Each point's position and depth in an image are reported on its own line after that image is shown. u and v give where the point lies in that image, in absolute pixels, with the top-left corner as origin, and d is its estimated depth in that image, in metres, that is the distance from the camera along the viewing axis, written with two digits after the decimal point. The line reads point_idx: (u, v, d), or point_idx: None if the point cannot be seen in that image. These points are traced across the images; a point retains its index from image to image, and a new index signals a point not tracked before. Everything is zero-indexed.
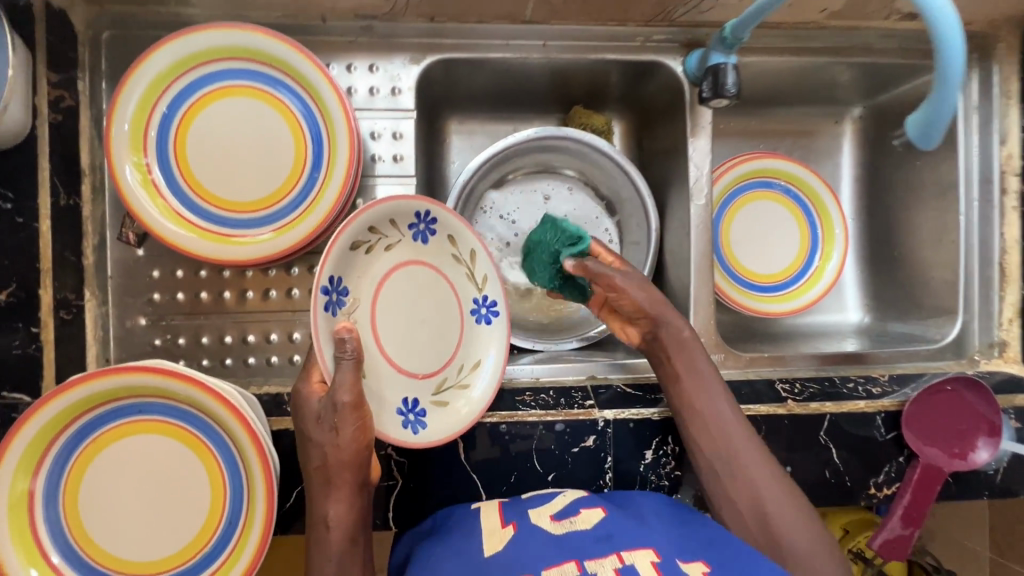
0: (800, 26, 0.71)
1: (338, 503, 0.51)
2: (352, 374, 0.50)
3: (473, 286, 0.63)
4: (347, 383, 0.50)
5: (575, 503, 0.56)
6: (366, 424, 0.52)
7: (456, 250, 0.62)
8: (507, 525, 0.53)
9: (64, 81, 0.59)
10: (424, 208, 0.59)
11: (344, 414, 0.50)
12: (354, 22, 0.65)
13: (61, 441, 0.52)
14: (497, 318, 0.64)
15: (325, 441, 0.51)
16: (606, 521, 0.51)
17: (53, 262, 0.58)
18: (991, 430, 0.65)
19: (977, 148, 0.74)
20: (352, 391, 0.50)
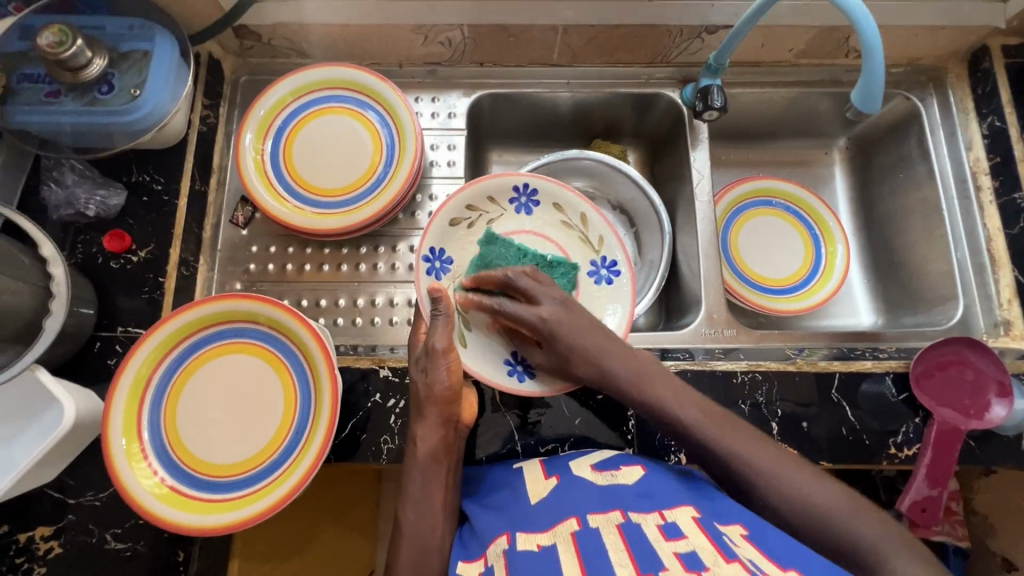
0: (773, 65, 0.89)
1: (426, 429, 0.60)
2: (443, 325, 0.63)
3: (590, 251, 0.76)
4: (442, 331, 0.62)
5: (617, 460, 0.61)
6: (454, 366, 0.62)
7: (563, 217, 0.77)
8: (552, 476, 0.59)
9: (211, 105, 0.80)
10: (521, 183, 0.76)
11: (436, 357, 0.61)
12: (422, 68, 0.87)
13: (173, 353, 0.63)
14: (619, 277, 0.74)
15: (419, 379, 0.62)
16: (646, 478, 0.56)
17: (183, 230, 0.74)
18: (1001, 390, 0.68)
19: (948, 154, 0.84)
20: (443, 338, 0.62)
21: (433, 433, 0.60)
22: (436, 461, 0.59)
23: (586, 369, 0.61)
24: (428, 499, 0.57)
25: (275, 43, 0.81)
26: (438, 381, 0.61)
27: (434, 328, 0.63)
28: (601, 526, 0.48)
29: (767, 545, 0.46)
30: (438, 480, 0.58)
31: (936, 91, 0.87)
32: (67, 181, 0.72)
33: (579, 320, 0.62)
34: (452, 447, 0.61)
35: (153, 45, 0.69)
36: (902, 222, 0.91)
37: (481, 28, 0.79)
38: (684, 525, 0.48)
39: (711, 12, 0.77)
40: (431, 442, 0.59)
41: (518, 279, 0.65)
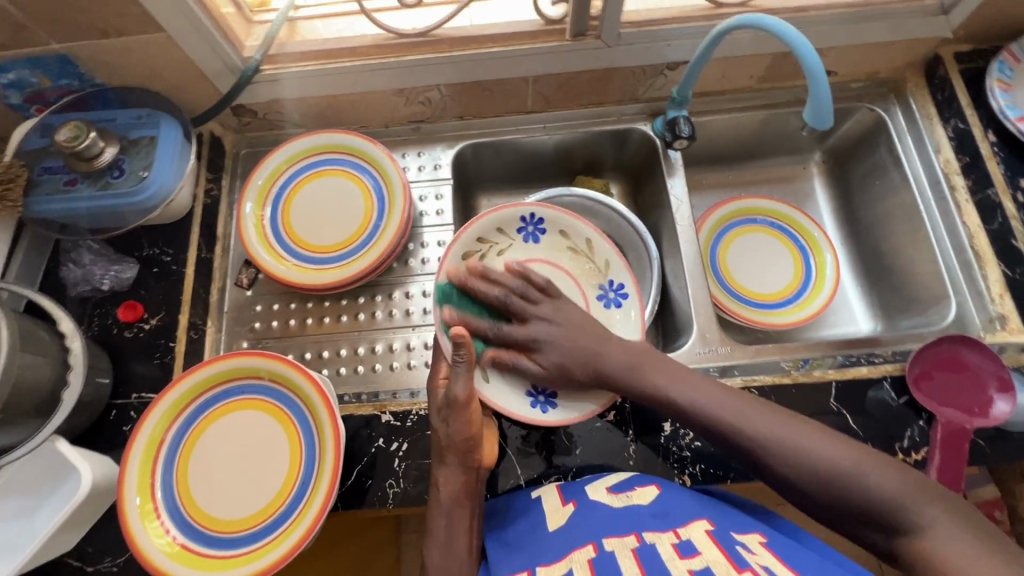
0: (738, 91, 0.93)
1: (448, 476, 0.60)
2: (466, 375, 0.58)
3: (598, 276, 0.79)
4: (461, 380, 0.59)
5: (631, 482, 0.60)
6: (474, 417, 0.60)
7: (570, 244, 0.80)
8: (568, 502, 0.58)
9: (214, 178, 0.86)
10: (529, 213, 0.80)
11: (455, 410, 0.59)
12: (407, 127, 0.93)
13: (185, 413, 0.66)
14: (627, 299, 0.77)
15: (440, 428, 0.61)
16: (661, 496, 0.55)
17: (190, 295, 0.79)
18: (1002, 384, 0.68)
19: (918, 158, 0.87)
20: (465, 389, 0.59)
21: (458, 476, 0.60)
22: (456, 500, 0.59)
23: (583, 371, 0.65)
24: (449, 547, 0.56)
25: (269, 117, 0.88)
26: (458, 427, 0.59)
27: (454, 377, 0.59)
28: (617, 550, 0.46)
29: (785, 554, 0.45)
30: (461, 523, 0.57)
31: (898, 101, 0.90)
32: (84, 261, 0.77)
33: (569, 326, 0.67)
34: (475, 491, 0.60)
35: (159, 131, 0.75)
36: (887, 228, 0.92)
37: (457, 86, 0.85)
38: (699, 541, 0.46)
39: (669, 50, 0.81)
40: (453, 486, 0.59)
41: (509, 297, 0.69)
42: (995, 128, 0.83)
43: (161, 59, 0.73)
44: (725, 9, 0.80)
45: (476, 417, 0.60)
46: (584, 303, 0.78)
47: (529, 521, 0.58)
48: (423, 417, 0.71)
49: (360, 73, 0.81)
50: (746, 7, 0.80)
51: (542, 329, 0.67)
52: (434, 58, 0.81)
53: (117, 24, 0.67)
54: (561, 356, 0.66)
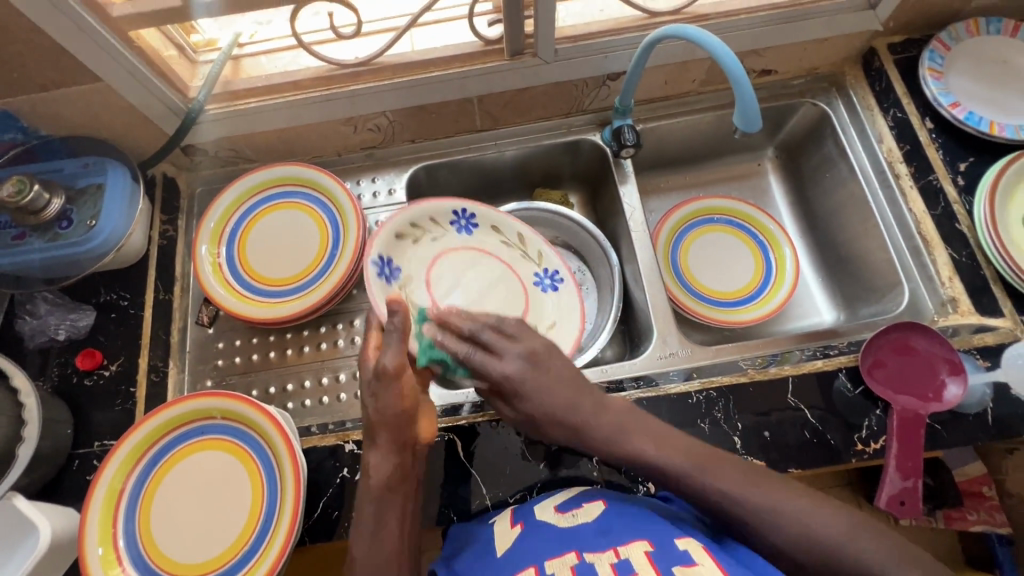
0: (683, 96, 0.95)
1: (378, 457, 0.58)
2: (397, 343, 0.59)
3: (532, 264, 0.84)
4: (391, 348, 0.59)
5: (579, 497, 0.61)
6: (406, 389, 0.59)
7: (501, 236, 0.85)
8: (517, 523, 0.58)
9: (170, 219, 0.87)
10: (459, 207, 0.84)
11: (385, 381, 0.58)
12: (361, 154, 0.93)
13: (145, 459, 0.66)
14: (562, 285, 0.84)
15: (369, 404, 0.59)
16: (606, 513, 0.56)
17: (149, 338, 0.79)
18: (953, 368, 0.70)
19: (861, 149, 0.88)
20: (395, 358, 0.58)
21: (390, 459, 0.59)
22: (391, 487, 0.58)
23: (561, 430, 0.60)
24: (382, 534, 0.55)
25: (221, 154, 0.89)
26: (387, 403, 0.58)
27: (384, 344, 0.60)
28: (556, 572, 0.47)
29: (726, 563, 0.47)
30: (394, 509, 0.57)
31: (839, 94, 0.92)
32: (40, 311, 0.77)
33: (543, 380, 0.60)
34: (407, 472, 0.59)
35: (106, 178, 0.76)
36: (840, 218, 0.93)
37: (404, 111, 0.86)
38: (637, 560, 0.47)
39: (608, 62, 0.83)
40: (384, 470, 0.58)
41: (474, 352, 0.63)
42: (933, 115, 0.84)
43: (102, 107, 0.74)
44: (657, 18, 0.82)
45: (405, 389, 0.60)
46: (525, 293, 0.83)
47: (479, 544, 0.59)
48: None
49: (306, 105, 0.82)
50: (678, 16, 0.82)
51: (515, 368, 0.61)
52: (378, 85, 0.82)
53: (55, 77, 0.68)
54: (534, 403, 0.60)
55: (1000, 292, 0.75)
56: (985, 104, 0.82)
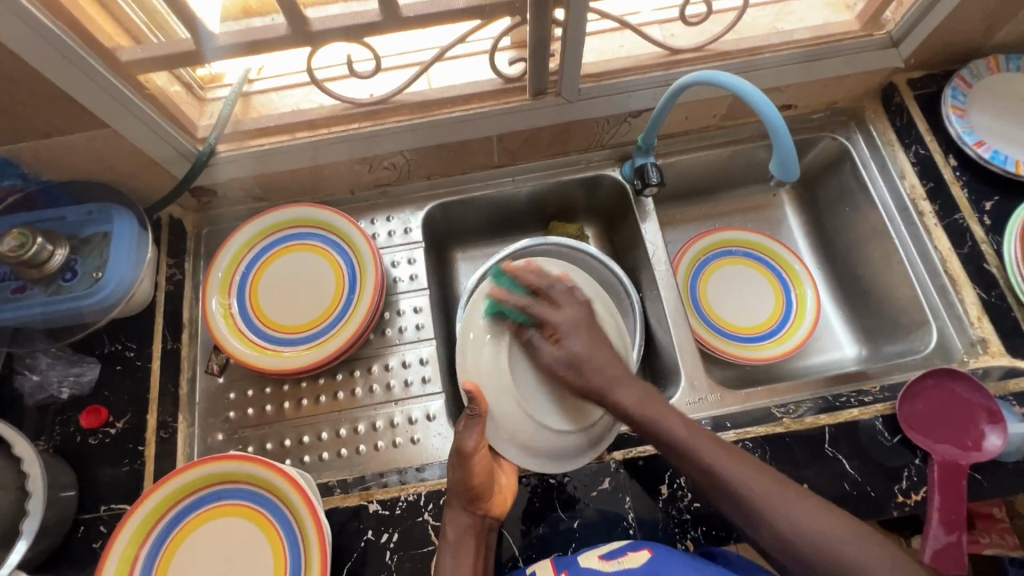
0: (703, 129, 0.94)
1: (455, 520, 0.63)
2: (476, 425, 0.63)
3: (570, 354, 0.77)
4: (473, 431, 0.63)
5: (623, 546, 0.61)
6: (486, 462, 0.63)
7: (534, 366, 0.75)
8: (561, 573, 0.58)
9: (176, 262, 0.83)
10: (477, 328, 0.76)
11: (467, 438, 0.63)
12: (375, 191, 0.91)
13: (159, 528, 0.62)
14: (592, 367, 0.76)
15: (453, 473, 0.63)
16: (653, 560, 0.57)
17: (158, 391, 0.75)
18: (991, 415, 0.68)
19: (883, 184, 0.87)
20: (474, 437, 0.62)
21: (469, 522, 0.63)
22: (467, 541, 0.61)
23: (595, 380, 0.66)
24: None
25: (230, 194, 0.85)
26: (474, 468, 0.62)
27: (467, 428, 0.63)
28: None
29: None
30: (466, 562, 0.60)
31: (859, 128, 0.92)
32: (41, 365, 0.73)
33: (595, 332, 0.69)
34: (480, 536, 0.63)
35: (112, 226, 0.72)
36: (862, 252, 0.92)
37: (421, 150, 0.83)
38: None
39: (631, 100, 0.81)
40: (459, 525, 0.62)
41: (554, 287, 0.72)
42: (956, 152, 0.84)
43: (109, 152, 0.70)
44: (680, 56, 0.80)
45: (484, 462, 0.63)
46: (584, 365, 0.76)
47: None
48: (413, 503, 0.68)
49: (322, 145, 0.80)
50: (703, 53, 0.81)
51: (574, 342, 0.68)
52: (396, 125, 0.80)
53: (59, 124, 0.64)
54: (583, 348, 0.67)
55: None
56: (1009, 142, 0.82)
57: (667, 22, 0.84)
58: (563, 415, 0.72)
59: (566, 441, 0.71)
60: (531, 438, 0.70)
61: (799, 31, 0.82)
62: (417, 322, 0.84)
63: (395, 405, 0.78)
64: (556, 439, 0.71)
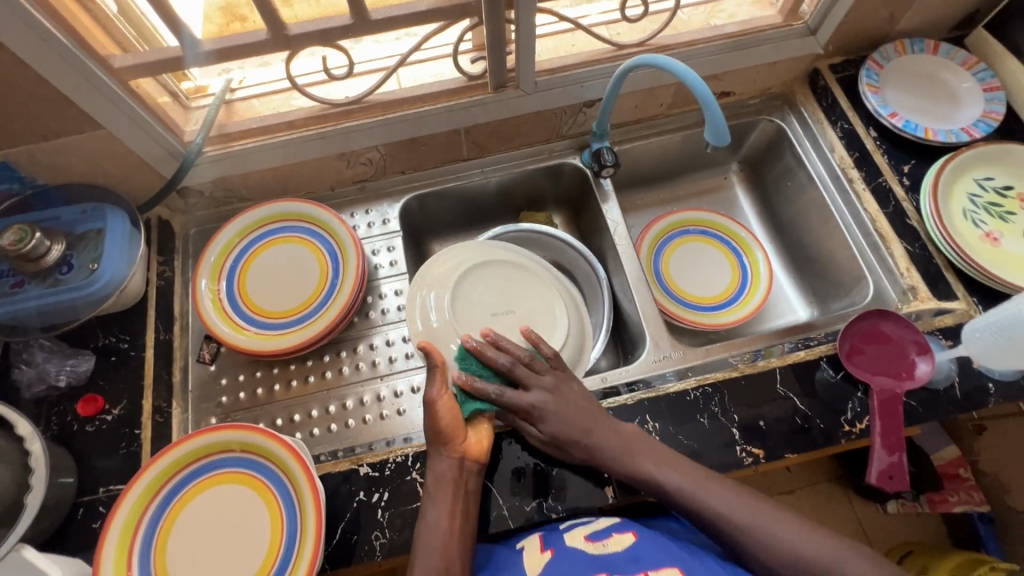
0: (654, 118, 1.03)
1: (434, 468, 0.66)
2: (437, 376, 0.65)
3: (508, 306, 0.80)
4: (435, 380, 0.65)
5: (609, 528, 0.64)
6: (451, 406, 0.66)
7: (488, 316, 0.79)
8: (546, 550, 0.62)
9: (166, 260, 0.88)
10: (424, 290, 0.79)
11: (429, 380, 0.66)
12: (353, 187, 0.97)
13: (160, 496, 0.65)
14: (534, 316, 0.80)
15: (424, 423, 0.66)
16: (636, 543, 0.59)
17: (153, 379, 0.79)
18: (920, 347, 0.76)
19: (816, 157, 0.97)
20: (436, 386, 0.65)
21: (448, 465, 0.65)
22: (445, 484, 0.64)
23: (577, 450, 0.69)
24: (435, 526, 0.61)
25: (216, 195, 0.91)
26: (440, 414, 0.65)
27: (428, 379, 0.66)
28: None
29: None
30: (445, 506, 0.63)
31: (792, 111, 1.02)
32: (37, 359, 0.76)
33: (565, 401, 0.70)
34: (462, 480, 0.65)
35: (106, 222, 0.77)
36: (804, 221, 1.01)
37: (394, 145, 0.90)
38: None
39: (583, 91, 0.90)
40: (437, 473, 0.65)
41: (515, 365, 0.71)
42: (876, 125, 0.94)
43: (102, 154, 0.75)
44: (626, 49, 0.89)
45: (451, 408, 0.66)
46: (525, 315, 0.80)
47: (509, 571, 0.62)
48: (402, 463, 0.72)
49: (300, 143, 0.86)
50: (645, 47, 0.90)
51: (538, 397, 0.70)
52: (369, 122, 0.87)
53: (56, 127, 0.69)
54: (556, 426, 0.69)
55: (952, 277, 0.83)
56: (920, 114, 0.92)
57: (613, 22, 0.93)
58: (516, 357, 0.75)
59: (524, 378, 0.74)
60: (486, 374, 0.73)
61: (728, 25, 0.92)
62: (398, 304, 0.89)
63: (381, 380, 0.83)
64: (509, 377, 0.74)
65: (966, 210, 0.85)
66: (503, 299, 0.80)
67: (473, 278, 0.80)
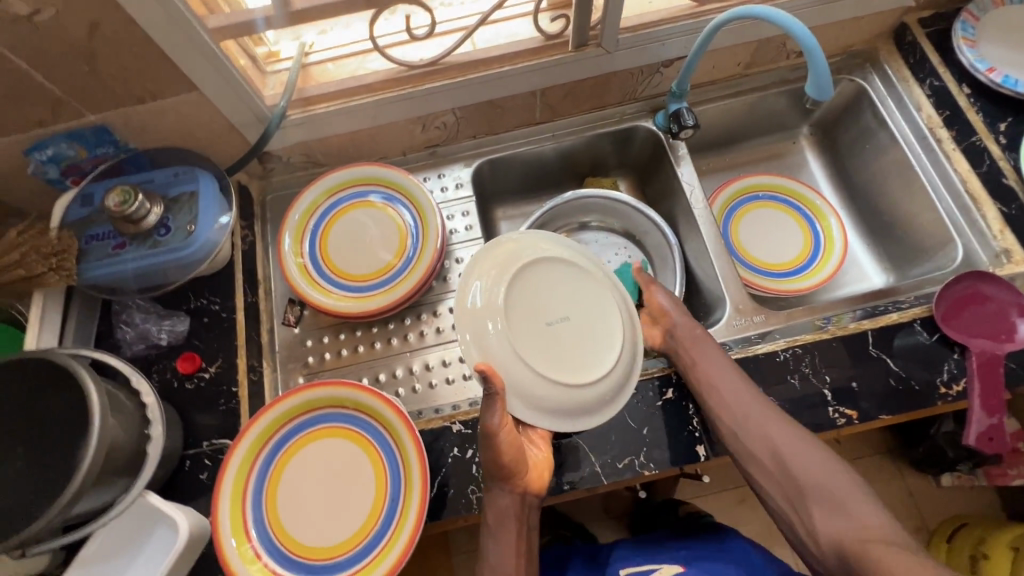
0: (727, 78, 1.00)
1: (494, 503, 0.68)
2: (496, 406, 0.64)
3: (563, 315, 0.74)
4: (495, 410, 0.64)
5: None
6: (510, 444, 0.66)
7: (543, 324, 0.73)
8: None
9: (248, 225, 0.89)
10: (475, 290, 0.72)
11: (485, 410, 0.65)
12: (424, 152, 0.97)
13: (268, 447, 0.68)
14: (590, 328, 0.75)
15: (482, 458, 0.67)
16: None
17: (246, 340, 0.81)
18: (1021, 309, 0.74)
19: (902, 116, 0.93)
20: (498, 417, 0.64)
21: (508, 501, 0.68)
22: (508, 520, 0.68)
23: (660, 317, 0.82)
24: (501, 562, 0.68)
25: (292, 160, 0.92)
26: (502, 452, 0.65)
27: (487, 407, 0.64)
28: None
29: None
30: (508, 543, 0.68)
31: (874, 69, 0.98)
32: (136, 320, 0.79)
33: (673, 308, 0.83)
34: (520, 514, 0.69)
35: (198, 185, 0.78)
36: (882, 185, 0.99)
37: (469, 108, 0.89)
38: None
39: (664, 49, 0.87)
40: (498, 510, 0.68)
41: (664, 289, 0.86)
42: (969, 82, 0.90)
43: (194, 117, 0.76)
44: (708, 5, 0.86)
45: (509, 440, 0.66)
46: (580, 326, 0.75)
47: None
48: None
49: (379, 107, 0.85)
50: (728, 2, 0.87)
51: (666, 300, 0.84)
52: (447, 84, 0.85)
53: (153, 88, 0.70)
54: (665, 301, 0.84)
55: None
56: (1018, 68, 0.88)
57: None
58: (567, 371, 0.71)
59: (580, 395, 0.71)
60: (551, 401, 0.69)
61: None
62: None
63: None
64: (576, 396, 0.70)
65: None
66: (558, 305, 0.75)
67: (526, 281, 0.73)
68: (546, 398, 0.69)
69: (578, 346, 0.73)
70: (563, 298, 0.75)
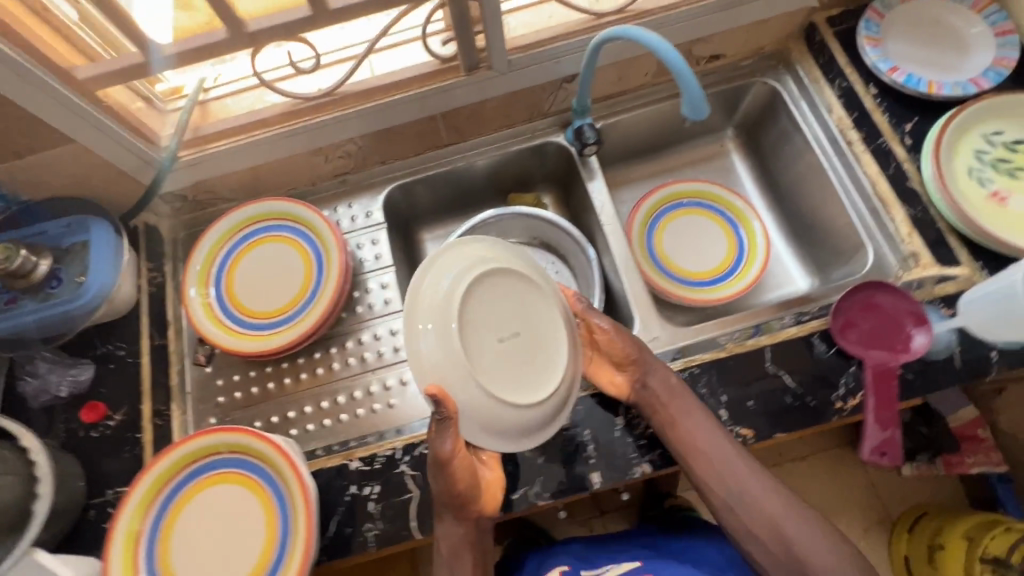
0: (639, 88, 0.98)
1: (447, 529, 0.68)
2: (451, 431, 0.63)
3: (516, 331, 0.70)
4: (448, 434, 0.63)
5: None
6: (463, 474, 0.65)
7: (495, 340, 0.68)
8: None
9: (156, 266, 0.89)
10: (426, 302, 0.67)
11: (438, 436, 0.63)
12: (335, 181, 0.96)
13: (161, 496, 0.68)
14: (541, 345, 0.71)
15: (436, 485, 0.66)
16: None
17: (151, 384, 0.81)
18: (917, 319, 0.74)
19: (813, 119, 0.92)
20: (451, 442, 0.63)
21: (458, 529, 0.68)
22: (465, 545, 0.68)
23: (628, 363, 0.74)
24: None
25: (198, 198, 0.91)
26: (456, 477, 0.65)
27: (441, 432, 0.63)
28: None
29: None
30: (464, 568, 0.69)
31: (788, 70, 0.96)
32: (40, 370, 0.79)
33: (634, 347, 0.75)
34: (473, 538, 0.69)
35: (90, 234, 0.78)
36: (802, 187, 0.97)
37: (371, 136, 0.89)
38: None
39: (560, 66, 0.86)
40: (451, 539, 0.68)
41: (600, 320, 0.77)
42: (876, 81, 0.88)
43: (80, 166, 0.76)
44: (603, 19, 0.85)
45: (463, 466, 0.65)
46: (532, 343, 0.70)
47: None
48: (391, 457, 0.74)
49: (275, 142, 0.85)
50: (622, 14, 0.85)
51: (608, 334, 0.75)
52: (343, 115, 0.85)
53: (26, 143, 0.70)
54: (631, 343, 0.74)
55: (955, 242, 0.79)
56: (921, 67, 0.86)
57: None
58: (514, 389, 0.68)
59: (525, 416, 0.67)
60: (499, 422, 0.66)
61: None
62: (386, 297, 0.89)
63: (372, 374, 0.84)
64: (522, 418, 0.67)
65: (972, 167, 0.81)
66: (513, 319, 0.70)
67: (479, 292, 0.68)
68: (492, 418, 0.66)
69: (528, 364, 0.69)
70: (519, 312, 0.70)
